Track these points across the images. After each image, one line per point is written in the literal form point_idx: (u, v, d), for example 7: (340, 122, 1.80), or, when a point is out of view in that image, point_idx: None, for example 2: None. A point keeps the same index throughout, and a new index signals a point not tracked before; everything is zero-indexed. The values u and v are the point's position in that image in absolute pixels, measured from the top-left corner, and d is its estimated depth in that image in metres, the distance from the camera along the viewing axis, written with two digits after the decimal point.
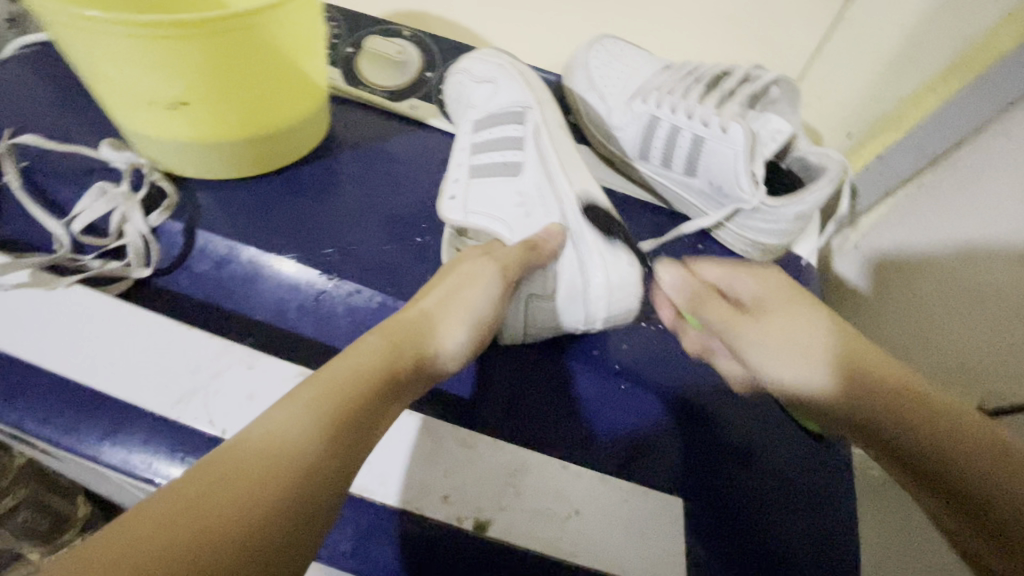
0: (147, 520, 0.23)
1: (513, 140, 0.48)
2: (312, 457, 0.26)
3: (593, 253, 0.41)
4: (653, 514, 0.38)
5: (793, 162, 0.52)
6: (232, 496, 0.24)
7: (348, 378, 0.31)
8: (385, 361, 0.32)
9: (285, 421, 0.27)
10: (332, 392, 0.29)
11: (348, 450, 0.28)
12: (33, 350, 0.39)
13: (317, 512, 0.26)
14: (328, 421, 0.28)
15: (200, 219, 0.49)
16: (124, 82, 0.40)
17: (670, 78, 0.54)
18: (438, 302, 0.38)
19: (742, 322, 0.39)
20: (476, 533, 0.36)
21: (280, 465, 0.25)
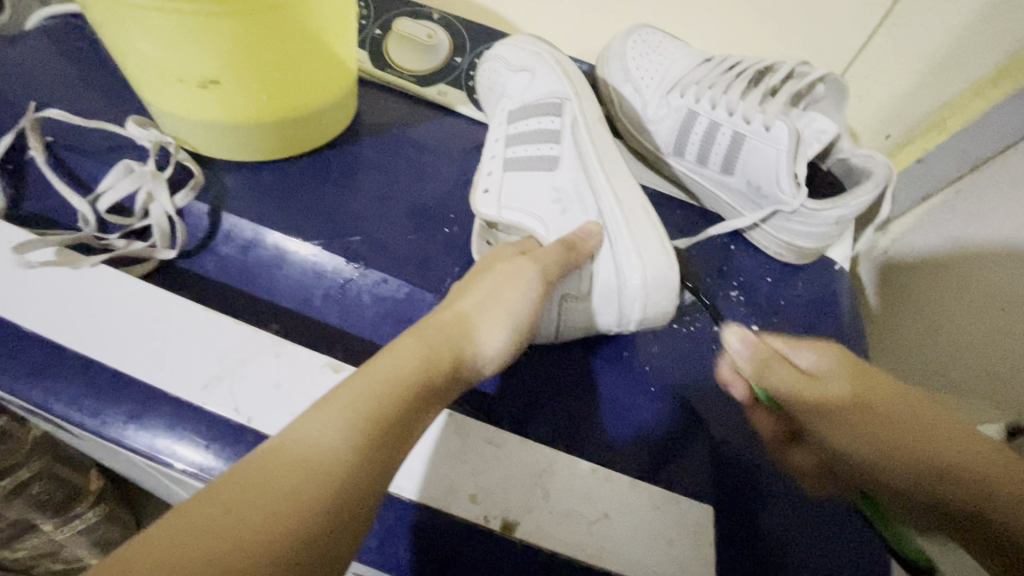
0: (174, 532, 0.22)
1: (552, 134, 0.46)
2: (340, 479, 0.25)
3: (631, 253, 0.41)
4: (682, 524, 0.37)
5: (834, 164, 0.50)
6: (265, 499, 0.23)
7: (379, 388, 0.29)
8: (413, 373, 0.31)
9: (321, 429, 0.26)
10: (359, 408, 0.28)
11: (384, 456, 0.27)
12: (58, 330, 0.38)
13: (353, 521, 0.25)
14: (357, 438, 0.27)
15: (225, 202, 0.48)
16: (156, 59, 0.39)
17: (710, 72, 0.52)
18: (477, 301, 0.37)
19: (802, 384, 0.36)
20: (504, 533, 0.35)
21: (308, 485, 0.24)
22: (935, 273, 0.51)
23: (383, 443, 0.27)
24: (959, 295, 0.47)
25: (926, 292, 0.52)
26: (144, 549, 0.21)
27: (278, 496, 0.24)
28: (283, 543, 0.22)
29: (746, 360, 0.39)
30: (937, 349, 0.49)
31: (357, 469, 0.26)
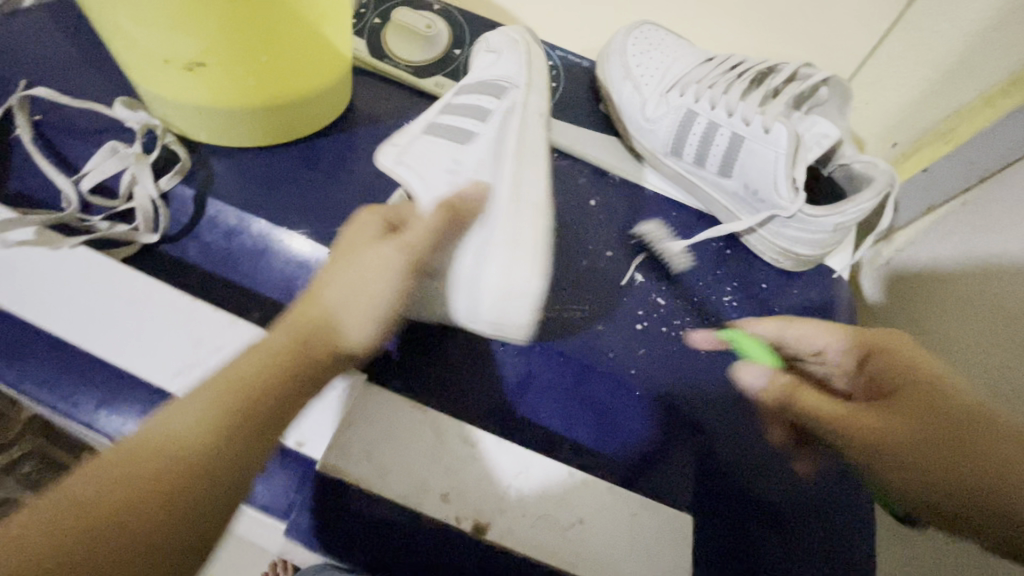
0: (47, 515, 0.24)
1: (503, 121, 0.45)
2: (187, 490, 0.26)
3: (478, 230, 0.38)
4: (660, 535, 0.36)
5: (834, 169, 0.49)
6: (138, 491, 0.25)
7: (215, 391, 0.29)
8: (253, 375, 0.30)
9: (189, 421, 0.28)
10: (209, 414, 0.28)
11: (249, 447, 0.28)
12: (34, 311, 0.38)
13: (215, 513, 0.27)
14: (199, 444, 0.27)
15: (211, 187, 0.48)
16: (140, 39, 0.38)
17: (711, 71, 0.51)
18: (333, 287, 0.35)
19: (809, 393, 0.38)
20: (474, 535, 0.34)
21: (151, 493, 0.25)
22: (936, 286, 0.49)
23: (231, 454, 0.28)
24: (960, 309, 0.46)
25: (924, 305, 0.51)
26: (33, 522, 0.24)
27: (134, 496, 0.25)
28: (153, 537, 0.24)
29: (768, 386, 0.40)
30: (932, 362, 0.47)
31: (201, 480, 0.26)
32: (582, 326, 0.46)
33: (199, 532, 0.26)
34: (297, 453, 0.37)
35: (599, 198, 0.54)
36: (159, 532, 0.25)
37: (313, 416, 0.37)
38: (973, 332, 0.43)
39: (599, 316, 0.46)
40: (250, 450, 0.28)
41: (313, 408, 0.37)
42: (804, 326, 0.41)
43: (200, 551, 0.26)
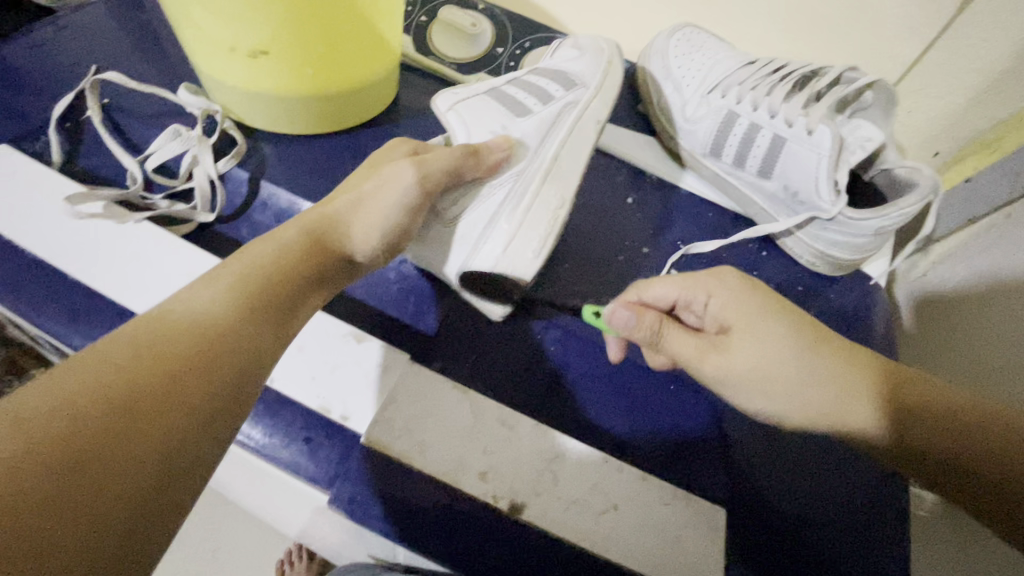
0: (83, 366, 0.25)
1: (559, 118, 0.46)
2: (225, 353, 0.29)
3: (513, 204, 0.42)
4: (694, 523, 0.36)
5: (877, 174, 0.49)
6: (170, 354, 0.27)
7: (245, 278, 0.32)
8: (277, 269, 0.34)
9: (211, 299, 0.30)
10: (239, 296, 0.31)
11: (267, 331, 0.31)
12: (99, 280, 0.40)
13: (239, 386, 0.29)
14: (232, 318, 0.30)
15: (264, 171, 0.50)
16: (209, 27, 0.40)
17: (754, 73, 0.51)
18: (349, 204, 0.38)
19: (708, 353, 0.35)
20: (510, 514, 0.35)
21: (193, 352, 0.28)
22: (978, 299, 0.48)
23: (260, 331, 0.31)
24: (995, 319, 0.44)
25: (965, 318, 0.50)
26: (73, 372, 0.25)
27: (173, 353, 0.27)
28: (186, 399, 0.26)
29: (635, 331, 0.36)
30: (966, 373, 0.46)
31: (238, 348, 0.29)
32: None
33: (240, 389, 0.29)
34: (341, 426, 0.38)
35: (635, 196, 0.54)
36: (204, 382, 0.27)
37: (358, 392, 0.38)
38: (1005, 346, 0.42)
39: None
40: (275, 330, 0.32)
41: (359, 383, 0.38)
42: (654, 283, 0.38)
43: (228, 420, 0.28)
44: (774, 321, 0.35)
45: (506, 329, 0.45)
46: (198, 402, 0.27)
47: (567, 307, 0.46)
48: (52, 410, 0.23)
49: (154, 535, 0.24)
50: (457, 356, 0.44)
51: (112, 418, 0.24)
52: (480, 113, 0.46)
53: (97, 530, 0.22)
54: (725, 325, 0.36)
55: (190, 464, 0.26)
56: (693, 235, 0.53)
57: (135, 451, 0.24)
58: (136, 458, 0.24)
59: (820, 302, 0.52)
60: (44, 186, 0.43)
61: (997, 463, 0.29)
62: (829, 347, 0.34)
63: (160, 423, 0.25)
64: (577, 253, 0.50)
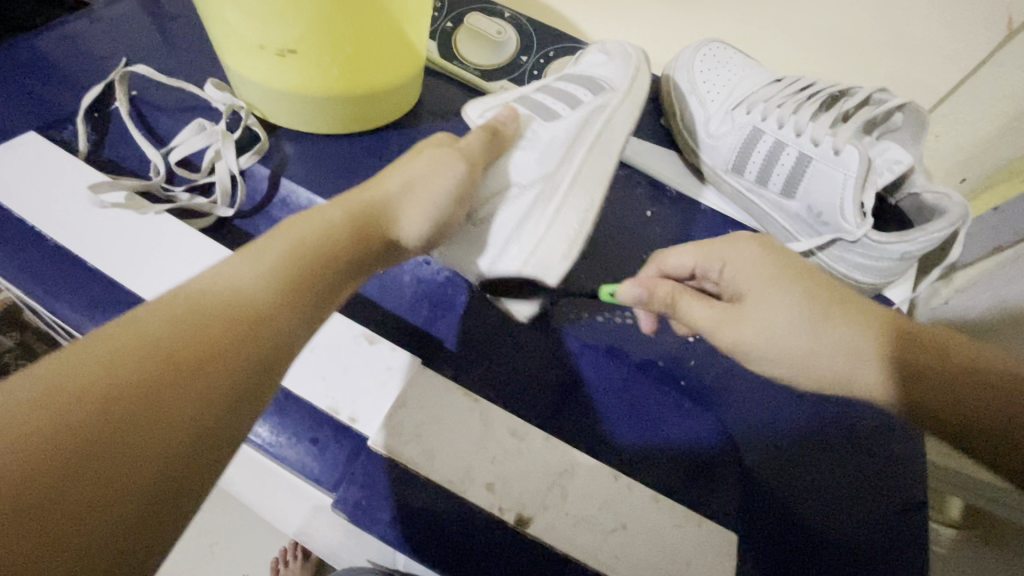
0: (125, 332, 0.25)
1: (592, 123, 0.46)
2: (253, 341, 0.28)
3: (543, 210, 0.42)
4: (705, 546, 0.35)
5: (904, 199, 0.48)
6: (213, 330, 0.27)
7: (278, 265, 0.31)
8: (314, 257, 0.33)
9: (253, 274, 0.30)
10: (270, 285, 0.30)
11: (307, 311, 0.31)
12: (118, 268, 0.40)
13: (278, 364, 0.29)
14: (274, 296, 0.30)
15: (285, 169, 0.50)
16: (240, 25, 0.40)
17: (780, 92, 0.51)
18: (401, 188, 0.39)
19: (729, 321, 0.36)
20: (516, 527, 0.34)
21: (217, 339, 0.27)
22: None
23: (292, 315, 0.30)
24: None
25: None
26: (116, 338, 0.25)
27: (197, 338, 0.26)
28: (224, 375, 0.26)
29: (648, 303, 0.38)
30: None
31: (266, 340, 0.28)
32: (635, 332, 0.46)
33: (266, 379, 0.28)
34: (349, 428, 0.38)
35: (654, 210, 0.54)
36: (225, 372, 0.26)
37: (369, 395, 0.38)
38: None
39: (651, 323, 0.47)
40: (306, 321, 0.31)
41: (369, 386, 0.38)
42: (666, 252, 0.42)
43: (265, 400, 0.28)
44: (813, 289, 0.34)
45: (519, 338, 0.45)
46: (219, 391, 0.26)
47: (584, 319, 0.46)
48: (72, 390, 0.23)
49: (161, 521, 0.23)
50: (468, 362, 0.43)
51: (129, 400, 0.23)
52: (519, 117, 0.46)
53: (99, 518, 0.21)
54: (740, 290, 0.37)
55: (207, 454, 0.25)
56: None
57: (145, 439, 0.23)
58: (152, 447, 0.23)
59: None
60: (69, 175, 0.43)
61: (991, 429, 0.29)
62: (850, 309, 0.33)
63: (175, 415, 0.24)
64: (593, 264, 0.50)
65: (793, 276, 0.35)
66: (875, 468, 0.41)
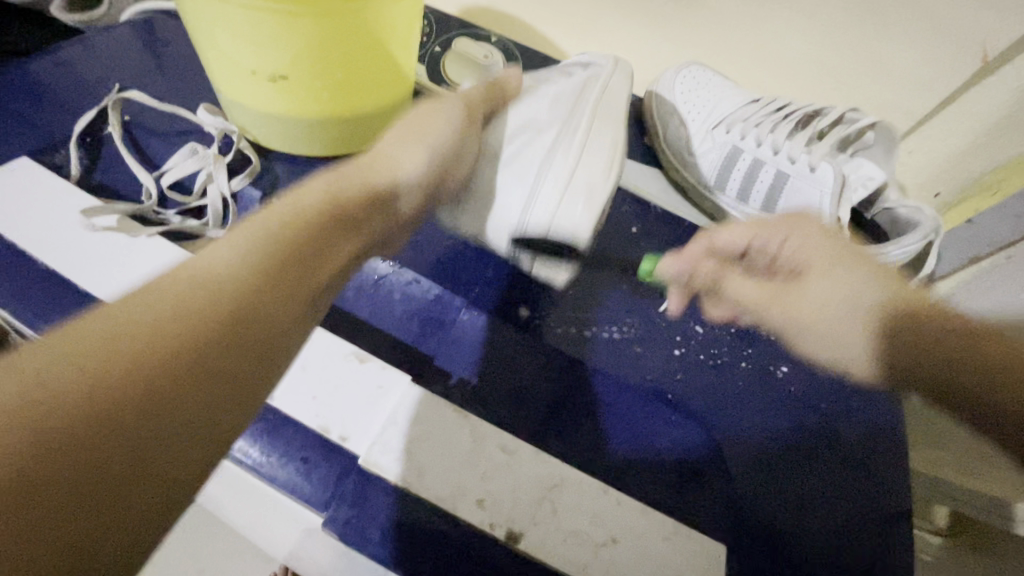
0: (81, 329, 0.22)
1: (579, 90, 0.45)
2: (225, 336, 0.24)
3: (559, 155, 0.41)
4: (694, 558, 0.35)
5: (878, 213, 0.50)
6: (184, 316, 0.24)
7: (258, 250, 0.27)
8: (297, 239, 0.29)
9: (228, 253, 0.27)
10: (246, 264, 0.26)
11: (294, 291, 0.27)
12: (108, 291, 0.41)
13: (264, 355, 0.25)
14: (252, 274, 0.26)
15: (276, 191, 0.51)
16: (234, 53, 0.42)
17: (758, 111, 0.53)
18: (395, 140, 0.40)
19: (790, 284, 0.42)
20: (506, 543, 0.35)
21: (173, 337, 0.23)
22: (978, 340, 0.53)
23: (276, 303, 0.26)
24: None
25: None
26: (67, 338, 0.22)
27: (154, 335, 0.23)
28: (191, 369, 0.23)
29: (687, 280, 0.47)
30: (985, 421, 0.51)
31: (239, 331, 0.25)
32: (622, 347, 0.47)
33: (243, 374, 0.24)
34: (340, 446, 0.38)
35: (640, 226, 0.55)
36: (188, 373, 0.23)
37: (360, 414, 0.38)
38: None
39: (638, 337, 0.47)
40: (289, 308, 0.27)
41: (360, 404, 0.38)
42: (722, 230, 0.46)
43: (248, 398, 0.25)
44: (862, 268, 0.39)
45: (509, 354, 0.45)
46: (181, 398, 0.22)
47: (572, 335, 0.47)
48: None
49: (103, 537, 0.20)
50: (458, 379, 0.44)
51: (58, 402, 0.20)
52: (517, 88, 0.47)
53: (46, 538, 0.19)
54: (801, 264, 0.41)
55: (174, 465, 0.22)
56: None
57: (93, 454, 0.20)
58: (91, 453, 0.20)
59: None
60: (60, 199, 0.44)
61: (993, 393, 0.32)
62: (858, 263, 0.39)
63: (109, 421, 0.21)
64: (581, 281, 0.50)
65: (859, 260, 0.39)
66: (856, 478, 0.42)
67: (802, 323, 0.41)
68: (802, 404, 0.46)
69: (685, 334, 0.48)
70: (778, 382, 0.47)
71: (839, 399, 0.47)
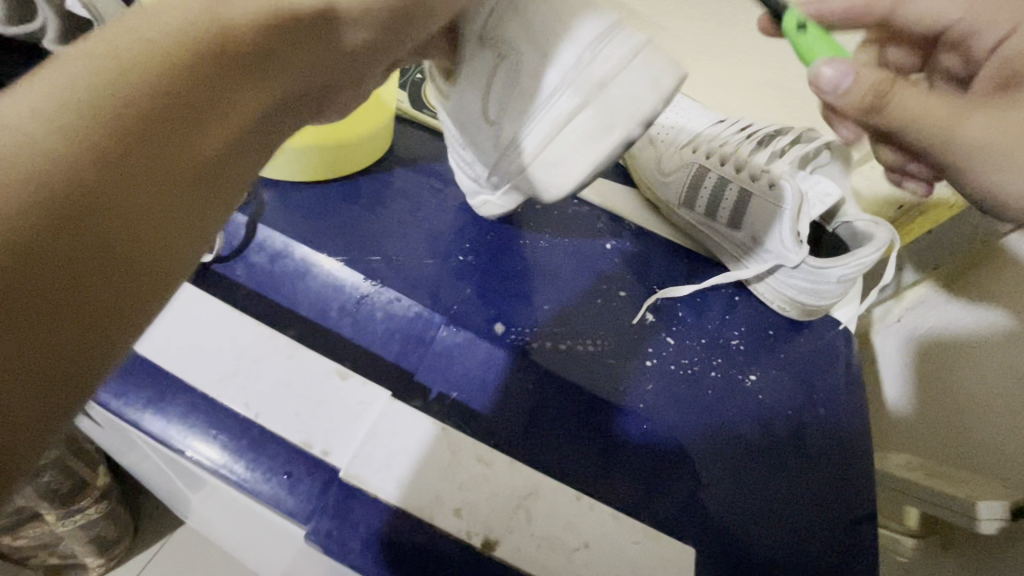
0: None
1: (622, 46, 0.35)
2: (145, 144, 0.20)
3: (589, 60, 0.36)
4: (663, 561, 0.37)
5: (838, 227, 0.52)
6: (73, 162, 0.19)
7: (143, 49, 0.21)
8: (189, 44, 0.22)
9: (99, 68, 0.20)
10: (143, 82, 0.20)
11: (221, 90, 0.22)
12: None
13: (202, 196, 0.23)
14: (157, 88, 0.21)
15: (262, 215, 0.53)
16: None
17: (724, 130, 0.56)
18: None
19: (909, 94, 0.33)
20: (482, 550, 0.36)
21: (74, 176, 0.19)
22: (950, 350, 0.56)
23: (209, 129, 0.22)
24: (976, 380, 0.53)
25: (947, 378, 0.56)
26: None
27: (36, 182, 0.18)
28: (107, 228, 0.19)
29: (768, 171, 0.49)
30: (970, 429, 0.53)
31: (159, 140, 0.21)
32: (595, 359, 0.49)
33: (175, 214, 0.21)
34: (323, 460, 0.40)
35: (614, 242, 0.57)
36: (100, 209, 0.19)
37: (341, 430, 0.39)
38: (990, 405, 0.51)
39: (611, 350, 0.49)
40: (234, 134, 0.23)
41: (342, 420, 0.40)
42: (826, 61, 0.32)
43: (187, 253, 0.22)
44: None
45: (488, 368, 0.47)
46: (96, 248, 0.19)
47: (549, 348, 0.49)
48: None
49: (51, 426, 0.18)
50: (438, 394, 0.45)
51: None
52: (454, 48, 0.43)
53: None
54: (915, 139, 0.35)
55: (106, 318, 0.19)
56: (669, 279, 0.55)
57: (30, 275, 0.18)
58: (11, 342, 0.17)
59: (790, 347, 0.52)
60: None
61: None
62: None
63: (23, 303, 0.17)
64: (558, 296, 0.52)
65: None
66: (817, 482, 0.44)
67: (993, 141, 0.33)
68: (769, 411, 0.48)
69: (658, 345, 0.50)
70: (747, 390, 0.49)
71: (804, 407, 0.49)
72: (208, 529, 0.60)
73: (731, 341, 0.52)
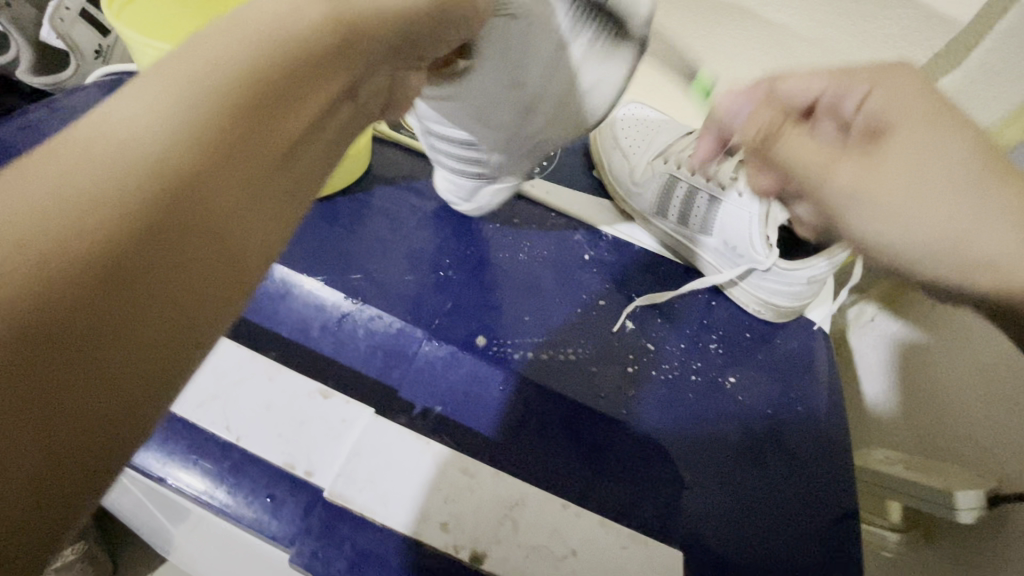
0: None
1: None
2: (232, 153, 0.19)
3: None
4: (651, 563, 0.37)
5: (804, 229, 0.54)
6: (114, 207, 0.17)
7: (233, 51, 0.19)
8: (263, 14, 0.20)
9: (142, 100, 0.18)
10: (180, 118, 0.18)
11: (268, 121, 0.20)
12: None
13: (258, 231, 0.20)
14: (212, 126, 0.18)
15: None
16: None
17: (692, 142, 0.58)
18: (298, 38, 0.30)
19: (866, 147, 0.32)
20: (470, 564, 0.36)
21: (164, 170, 0.17)
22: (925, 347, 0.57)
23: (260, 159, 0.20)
24: (950, 375, 0.54)
25: (921, 373, 0.58)
26: None
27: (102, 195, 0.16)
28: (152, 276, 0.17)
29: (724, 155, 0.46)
30: (944, 421, 0.55)
31: (244, 140, 0.19)
32: (577, 367, 0.49)
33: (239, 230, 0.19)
34: (306, 480, 0.39)
35: (592, 252, 0.58)
36: (172, 231, 0.17)
37: (323, 449, 0.39)
38: (961, 396, 0.53)
39: (593, 358, 0.50)
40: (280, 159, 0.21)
41: (325, 439, 0.39)
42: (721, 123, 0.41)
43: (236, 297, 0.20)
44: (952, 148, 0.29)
45: (472, 381, 0.47)
46: (158, 277, 0.17)
47: (532, 359, 0.49)
48: None
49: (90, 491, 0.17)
50: (422, 409, 0.45)
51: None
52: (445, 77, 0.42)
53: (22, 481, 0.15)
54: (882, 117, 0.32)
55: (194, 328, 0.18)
56: (647, 287, 0.56)
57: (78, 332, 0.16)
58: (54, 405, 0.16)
59: (767, 348, 0.54)
60: None
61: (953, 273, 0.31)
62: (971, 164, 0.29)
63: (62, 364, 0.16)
64: (540, 307, 0.53)
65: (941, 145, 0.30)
66: (797, 480, 0.45)
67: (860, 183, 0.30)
68: (749, 412, 0.49)
69: (638, 351, 0.51)
70: (727, 392, 0.50)
71: (783, 407, 0.50)
72: (190, 565, 0.59)
73: (709, 344, 0.53)
